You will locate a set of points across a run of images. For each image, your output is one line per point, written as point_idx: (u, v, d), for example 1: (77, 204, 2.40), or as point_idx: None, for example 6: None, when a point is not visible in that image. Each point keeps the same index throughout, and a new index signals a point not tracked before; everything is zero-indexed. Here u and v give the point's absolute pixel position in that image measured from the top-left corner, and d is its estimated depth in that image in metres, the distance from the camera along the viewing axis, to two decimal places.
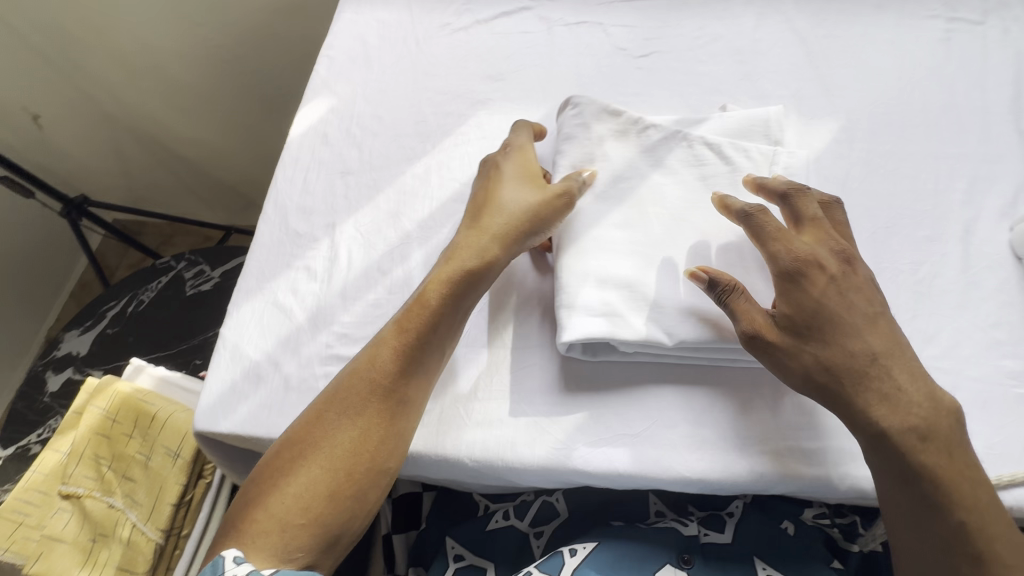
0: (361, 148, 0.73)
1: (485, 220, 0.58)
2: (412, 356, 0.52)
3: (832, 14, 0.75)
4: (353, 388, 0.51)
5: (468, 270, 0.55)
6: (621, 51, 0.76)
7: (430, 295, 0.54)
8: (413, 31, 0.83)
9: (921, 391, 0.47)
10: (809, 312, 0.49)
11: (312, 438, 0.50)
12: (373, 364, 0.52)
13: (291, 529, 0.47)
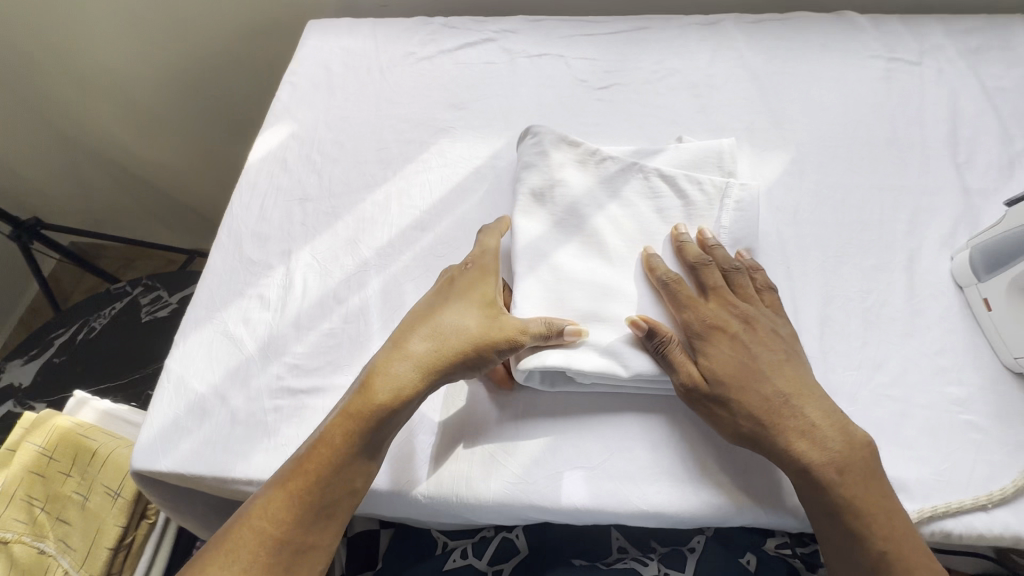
0: (320, 175, 0.72)
1: (442, 327, 0.53)
2: (349, 452, 0.49)
3: (782, 52, 0.78)
4: (287, 471, 0.49)
5: (405, 390, 0.50)
6: (582, 82, 0.78)
7: (382, 390, 0.50)
8: (378, 59, 0.83)
9: (835, 423, 0.49)
10: (731, 370, 0.51)
11: (244, 544, 0.46)
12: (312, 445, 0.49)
13: None
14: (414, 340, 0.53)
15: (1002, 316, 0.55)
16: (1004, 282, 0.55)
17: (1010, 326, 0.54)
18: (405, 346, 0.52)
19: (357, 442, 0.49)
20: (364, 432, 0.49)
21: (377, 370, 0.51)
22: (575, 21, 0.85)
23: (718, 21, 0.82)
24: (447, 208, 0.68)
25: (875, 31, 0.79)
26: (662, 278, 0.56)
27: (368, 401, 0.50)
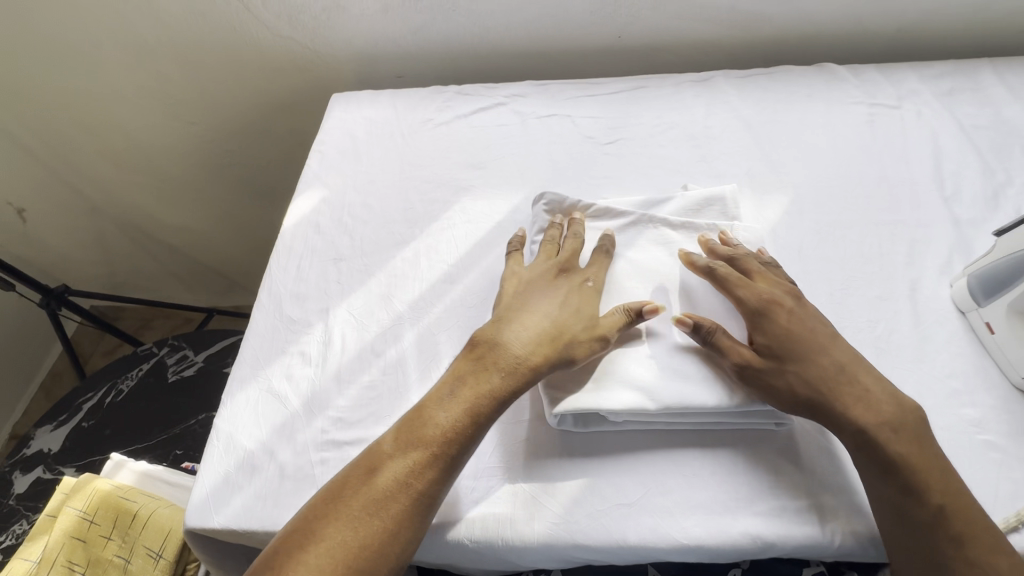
0: (352, 236, 0.77)
1: (538, 335, 0.57)
2: (436, 446, 0.52)
3: (771, 102, 0.85)
4: (376, 496, 0.49)
5: (498, 389, 0.54)
6: (589, 139, 0.84)
7: (471, 390, 0.54)
8: (399, 126, 0.90)
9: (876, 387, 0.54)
10: (787, 343, 0.55)
11: (327, 528, 0.48)
12: (400, 471, 0.51)
13: None
14: (511, 349, 0.56)
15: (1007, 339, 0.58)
16: (1005, 308, 0.58)
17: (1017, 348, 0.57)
18: (502, 353, 0.56)
19: (441, 440, 0.52)
20: (450, 430, 0.52)
21: (460, 373, 0.56)
22: (578, 83, 0.92)
23: (710, 77, 0.90)
24: (472, 261, 0.72)
25: (855, 80, 0.86)
26: (705, 269, 0.61)
27: (451, 399, 0.54)
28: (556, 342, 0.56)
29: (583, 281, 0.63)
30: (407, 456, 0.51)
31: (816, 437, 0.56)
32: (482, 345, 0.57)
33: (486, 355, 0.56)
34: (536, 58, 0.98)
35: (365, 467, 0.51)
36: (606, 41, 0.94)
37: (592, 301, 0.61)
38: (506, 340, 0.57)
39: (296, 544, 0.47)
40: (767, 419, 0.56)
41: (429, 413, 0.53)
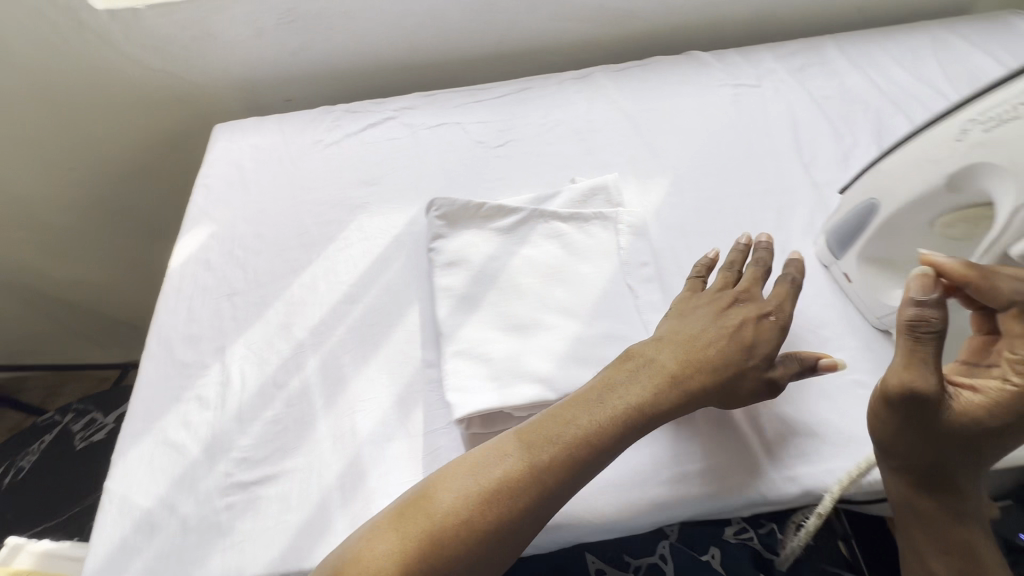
0: (245, 268, 0.74)
1: (618, 407, 0.53)
2: (565, 450, 0.51)
3: (648, 92, 0.89)
4: (490, 484, 0.49)
5: (646, 401, 0.53)
6: (480, 144, 0.85)
7: (621, 399, 0.53)
8: (288, 150, 0.88)
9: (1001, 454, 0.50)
10: (965, 412, 0.48)
11: (431, 506, 0.49)
12: (519, 467, 0.50)
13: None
14: (579, 423, 0.52)
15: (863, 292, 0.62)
16: (855, 264, 0.62)
17: (871, 298, 0.61)
18: (655, 369, 0.55)
19: (576, 445, 0.51)
20: (575, 438, 0.51)
21: (609, 379, 0.55)
22: (466, 91, 0.94)
23: (590, 73, 0.93)
24: (373, 278, 0.72)
25: (720, 64, 0.92)
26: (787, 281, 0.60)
27: (606, 398, 0.53)
28: (717, 371, 0.55)
29: (761, 314, 0.58)
30: (550, 450, 0.51)
31: None
32: (638, 356, 0.56)
33: (646, 367, 0.55)
34: (424, 70, 0.99)
35: (499, 453, 0.51)
36: (489, 47, 0.96)
37: (771, 335, 0.56)
38: (673, 363, 0.55)
39: (405, 515, 0.49)
40: None
41: (567, 414, 0.53)
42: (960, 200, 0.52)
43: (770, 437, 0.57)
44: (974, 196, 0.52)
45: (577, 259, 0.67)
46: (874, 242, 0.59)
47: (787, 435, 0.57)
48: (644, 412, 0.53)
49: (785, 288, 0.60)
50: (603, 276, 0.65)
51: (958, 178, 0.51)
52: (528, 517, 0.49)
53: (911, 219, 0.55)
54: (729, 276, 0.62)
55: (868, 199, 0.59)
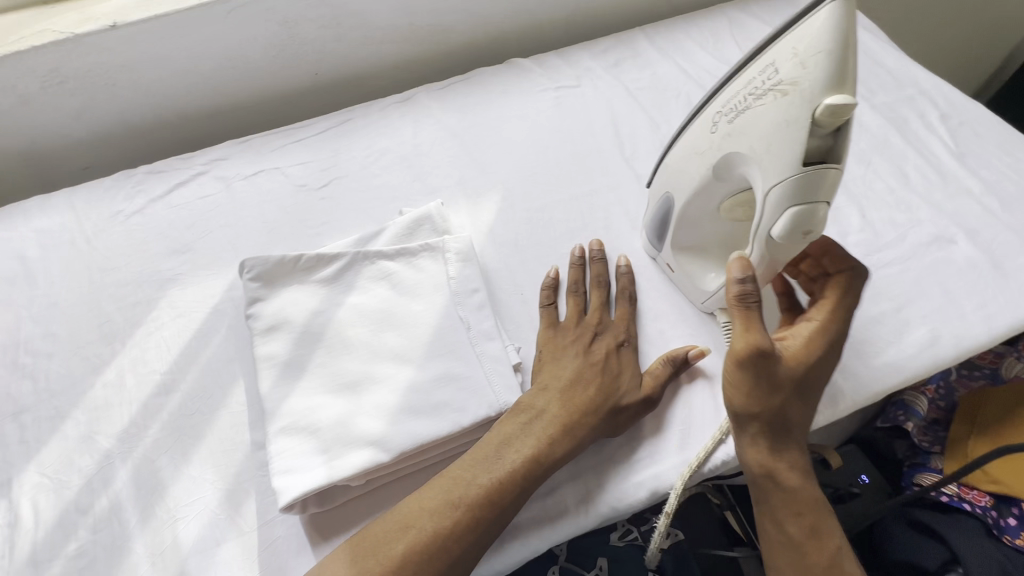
0: (34, 378, 0.64)
1: (515, 460, 0.52)
2: (513, 470, 0.52)
3: (473, 106, 0.88)
4: (444, 510, 0.50)
5: (572, 425, 0.54)
6: (302, 187, 0.80)
7: (555, 419, 0.54)
8: (80, 228, 0.77)
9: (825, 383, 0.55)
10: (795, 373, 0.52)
11: (394, 538, 0.49)
12: (473, 488, 0.51)
13: None
14: (480, 481, 0.51)
15: (683, 280, 0.64)
16: (671, 254, 0.64)
17: (690, 286, 0.64)
18: (576, 390, 0.56)
19: (520, 464, 0.52)
20: (520, 457, 0.52)
21: (539, 395, 0.56)
22: (284, 130, 0.87)
23: (414, 95, 0.90)
24: (189, 359, 0.64)
25: (540, 69, 0.92)
26: (626, 298, 0.64)
27: (540, 415, 0.55)
28: (601, 408, 0.55)
29: (619, 341, 0.61)
30: (495, 470, 0.51)
31: None
32: (570, 373, 0.57)
33: (564, 388, 0.56)
34: (238, 113, 0.91)
35: (449, 480, 0.51)
36: (303, 80, 0.90)
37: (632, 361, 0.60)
38: (582, 389, 0.56)
39: (365, 552, 0.48)
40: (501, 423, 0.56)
41: (508, 433, 0.53)
42: (731, 189, 0.55)
43: (615, 446, 0.57)
44: (739, 184, 0.55)
45: (407, 298, 0.64)
46: (679, 234, 0.62)
47: (631, 439, 0.57)
48: (542, 462, 0.52)
49: (625, 307, 0.64)
50: (434, 312, 0.62)
51: (718, 170, 0.54)
52: (483, 538, 0.50)
53: (699, 209, 0.59)
54: (599, 296, 0.64)
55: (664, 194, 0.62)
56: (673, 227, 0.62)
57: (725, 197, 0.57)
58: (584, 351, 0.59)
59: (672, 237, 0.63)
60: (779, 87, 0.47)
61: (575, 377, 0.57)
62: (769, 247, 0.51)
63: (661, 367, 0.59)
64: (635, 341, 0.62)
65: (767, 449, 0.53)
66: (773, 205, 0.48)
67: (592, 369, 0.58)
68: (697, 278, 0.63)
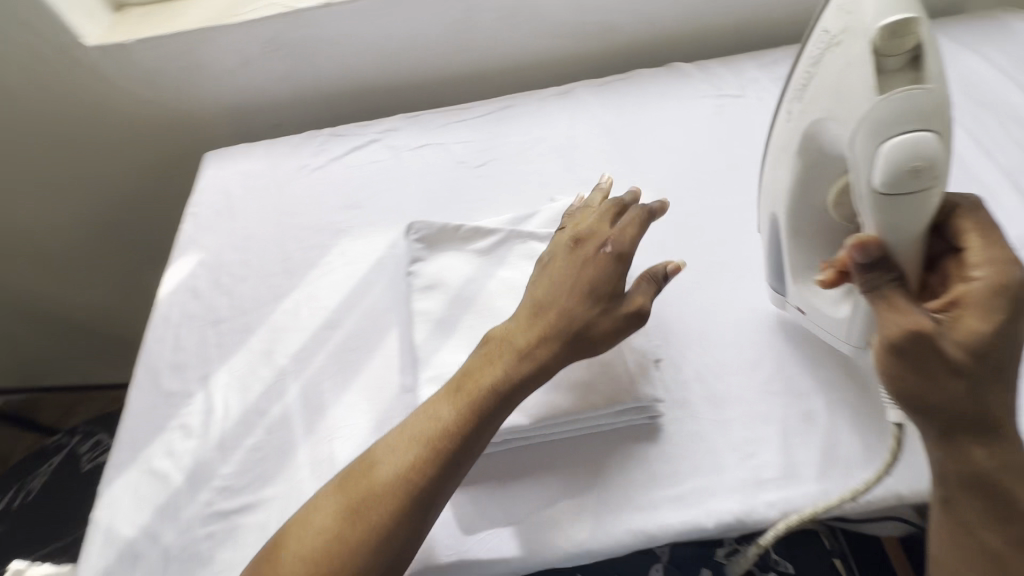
0: (230, 295, 0.76)
1: (476, 393, 0.53)
2: (478, 403, 0.52)
3: (629, 106, 0.89)
4: (397, 456, 0.51)
5: (547, 338, 0.55)
6: (461, 164, 0.86)
7: (528, 338, 0.55)
8: (274, 176, 0.89)
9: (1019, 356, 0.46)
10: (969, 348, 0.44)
11: (367, 479, 0.51)
12: (419, 434, 0.52)
13: (322, 554, 0.48)
14: (443, 419, 0.52)
15: (814, 319, 0.59)
16: (795, 292, 0.59)
17: (822, 320, 0.58)
18: (551, 309, 0.56)
19: (475, 401, 0.53)
20: (484, 390, 0.53)
21: (506, 330, 0.57)
22: (449, 110, 0.94)
23: (572, 89, 0.93)
24: (354, 302, 0.72)
25: (703, 75, 0.91)
26: (594, 250, 0.59)
27: (507, 349, 0.55)
28: (569, 326, 0.55)
29: (603, 247, 0.59)
30: (439, 415, 0.52)
31: (683, 420, 0.59)
32: (531, 303, 0.58)
33: (541, 305, 0.57)
34: (410, 90, 1.00)
35: (416, 421, 0.53)
36: (471, 65, 0.97)
37: (615, 267, 0.58)
38: (541, 309, 0.57)
39: (342, 488, 0.51)
40: (636, 413, 0.58)
41: (474, 366, 0.55)
42: (835, 176, 0.52)
43: (748, 459, 0.56)
44: (836, 162, 0.52)
45: None
46: (801, 262, 0.58)
47: (768, 457, 0.56)
48: (502, 391, 0.53)
49: (637, 216, 0.61)
50: None
51: (805, 157, 0.52)
52: (444, 477, 0.50)
53: (808, 219, 0.55)
54: (614, 206, 0.63)
55: (770, 217, 0.60)
56: (792, 254, 0.58)
57: (830, 189, 0.53)
58: (581, 273, 0.58)
59: (793, 269, 0.59)
60: (833, 41, 0.46)
61: (557, 300, 0.57)
62: (889, 214, 0.45)
63: (639, 284, 0.58)
64: (628, 249, 0.59)
65: (960, 447, 0.45)
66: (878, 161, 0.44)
67: (579, 288, 0.57)
68: (830, 311, 0.57)
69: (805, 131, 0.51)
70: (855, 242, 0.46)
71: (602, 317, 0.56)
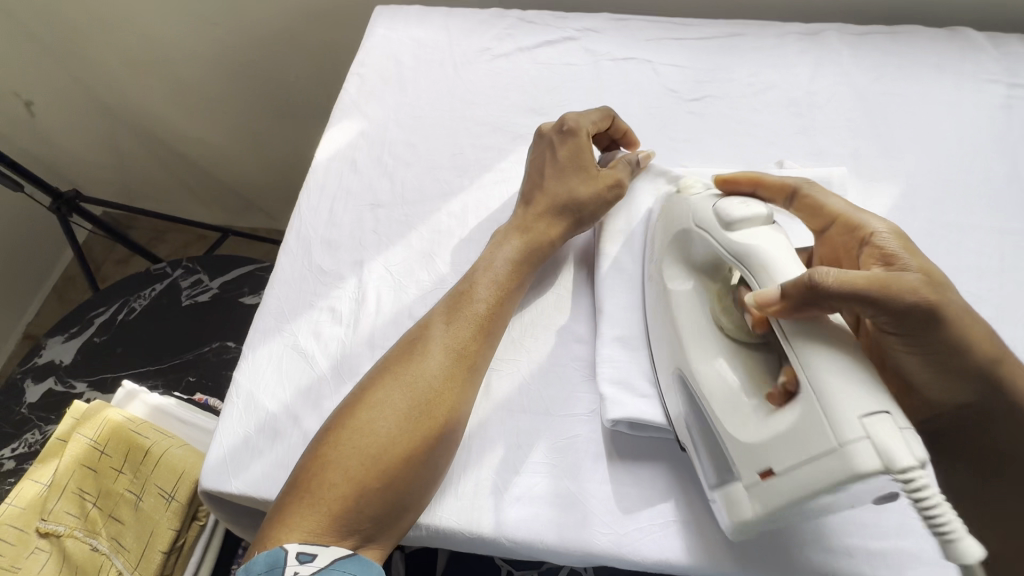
0: (392, 179, 0.68)
1: (496, 272, 0.56)
2: (518, 273, 0.57)
3: (891, 69, 0.72)
4: (413, 343, 0.52)
5: (554, 206, 0.59)
6: (672, 92, 0.72)
7: (543, 204, 0.60)
8: (451, 53, 0.78)
9: (930, 260, 0.45)
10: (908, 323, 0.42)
11: (390, 370, 0.50)
12: (473, 308, 0.54)
13: (397, 428, 0.47)
14: (484, 296, 0.54)
15: (785, 466, 0.40)
16: (741, 453, 0.43)
17: (786, 454, 0.40)
18: (545, 189, 0.60)
19: (511, 275, 0.56)
20: (502, 266, 0.56)
21: (519, 216, 0.60)
22: (663, 23, 0.79)
23: (821, 31, 0.76)
24: None
25: (995, 52, 0.72)
26: (551, 131, 0.62)
27: (530, 227, 0.59)
28: (559, 206, 0.59)
29: (582, 134, 0.61)
30: (479, 292, 0.55)
31: None
32: (549, 178, 0.61)
33: (529, 195, 0.61)
34: None
35: (452, 299, 0.55)
36: None
37: (585, 152, 0.61)
38: (536, 197, 0.60)
39: (385, 372, 0.50)
40: None
41: (497, 244, 0.58)
42: (693, 291, 0.51)
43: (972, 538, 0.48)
44: (715, 269, 0.51)
45: None
46: (730, 412, 0.45)
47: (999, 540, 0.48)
48: (537, 249, 0.58)
49: (603, 113, 0.63)
50: None
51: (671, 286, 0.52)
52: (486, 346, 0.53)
53: (708, 349, 0.48)
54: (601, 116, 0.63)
55: (675, 376, 0.50)
56: (735, 396, 0.45)
57: (706, 309, 0.50)
58: (567, 150, 0.61)
59: (729, 423, 0.44)
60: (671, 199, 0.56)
61: (539, 184, 0.61)
62: (771, 253, 0.45)
63: (615, 163, 0.62)
64: (589, 129, 0.62)
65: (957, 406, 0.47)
66: (722, 226, 0.48)
67: (550, 165, 0.61)
68: (787, 433, 0.40)
69: (660, 259, 0.54)
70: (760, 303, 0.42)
71: (584, 194, 0.59)
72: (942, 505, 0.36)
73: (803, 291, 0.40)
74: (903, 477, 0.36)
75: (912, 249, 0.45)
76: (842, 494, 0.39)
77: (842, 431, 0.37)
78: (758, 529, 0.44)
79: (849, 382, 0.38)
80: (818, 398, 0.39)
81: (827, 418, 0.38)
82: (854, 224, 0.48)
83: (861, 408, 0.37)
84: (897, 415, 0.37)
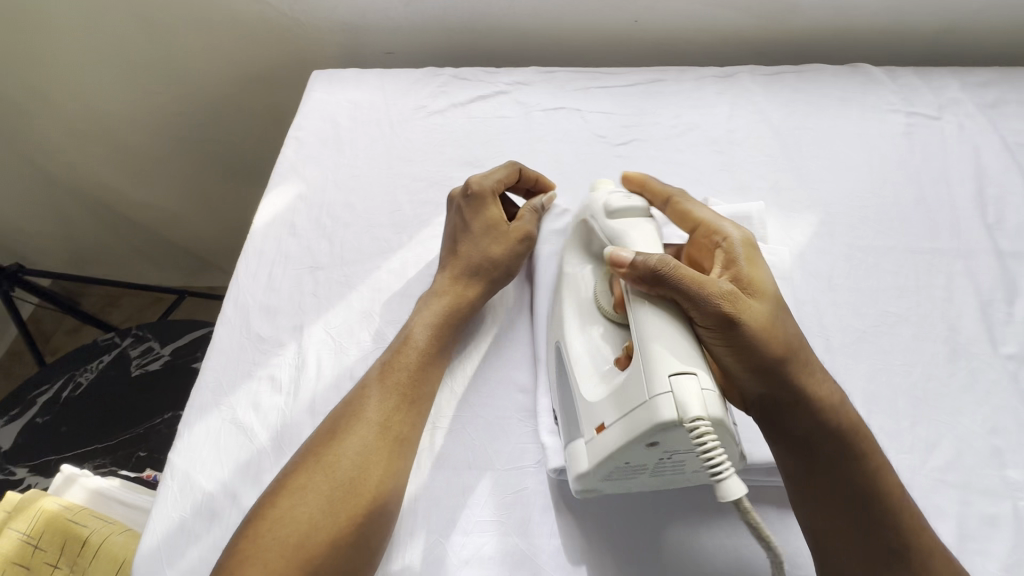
0: (331, 240, 0.68)
1: (425, 338, 0.56)
2: (443, 336, 0.57)
3: (801, 105, 0.77)
4: (340, 418, 0.52)
5: (470, 270, 0.60)
6: (600, 138, 0.76)
7: (458, 267, 0.61)
8: (387, 113, 0.80)
9: (768, 274, 0.48)
10: (720, 319, 0.43)
11: (316, 451, 0.49)
12: (401, 377, 0.54)
13: (322, 512, 0.46)
14: (411, 364, 0.55)
15: (614, 420, 0.43)
16: (586, 412, 0.46)
17: (614, 410, 0.43)
18: (458, 254, 0.61)
19: (439, 338, 0.57)
20: (427, 330, 0.57)
21: (438, 282, 0.60)
22: (590, 73, 0.83)
23: (735, 73, 0.81)
24: None
25: (893, 84, 0.78)
26: (459, 197, 0.64)
27: (454, 289, 0.60)
28: (474, 268, 0.60)
29: (488, 194, 0.63)
30: (408, 358, 0.55)
31: None
32: (461, 243, 0.62)
33: (445, 260, 0.62)
34: (544, 43, 0.89)
35: (380, 368, 0.55)
36: (622, 25, 0.85)
37: (494, 213, 0.62)
38: (452, 262, 0.61)
39: (311, 453, 0.50)
40: None
41: (423, 307, 0.59)
42: (590, 272, 0.54)
43: None
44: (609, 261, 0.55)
45: None
46: (585, 373, 0.48)
47: None
48: (458, 310, 0.59)
49: (508, 167, 0.66)
50: None
51: (570, 269, 0.56)
52: (417, 415, 0.53)
53: (586, 321, 0.51)
54: (505, 171, 0.65)
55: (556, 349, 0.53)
56: (591, 368, 0.48)
57: (591, 288, 0.53)
58: (476, 214, 0.62)
59: (582, 384, 0.47)
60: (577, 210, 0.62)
61: (454, 250, 0.62)
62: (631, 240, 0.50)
63: (521, 212, 0.64)
64: (495, 188, 0.63)
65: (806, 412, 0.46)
66: (604, 214, 0.53)
67: (462, 230, 0.62)
68: (616, 393, 0.44)
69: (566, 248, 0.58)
70: (612, 257, 0.46)
71: (498, 253, 0.61)
72: (720, 448, 0.38)
73: (645, 267, 0.44)
74: (690, 427, 0.38)
75: (751, 258, 0.49)
76: (658, 451, 0.42)
77: (653, 385, 0.40)
78: (598, 488, 0.47)
79: (667, 343, 0.41)
80: (643, 354, 0.42)
81: (646, 374, 0.41)
82: (710, 230, 0.52)
83: (670, 368, 0.40)
84: (703, 376, 0.40)
